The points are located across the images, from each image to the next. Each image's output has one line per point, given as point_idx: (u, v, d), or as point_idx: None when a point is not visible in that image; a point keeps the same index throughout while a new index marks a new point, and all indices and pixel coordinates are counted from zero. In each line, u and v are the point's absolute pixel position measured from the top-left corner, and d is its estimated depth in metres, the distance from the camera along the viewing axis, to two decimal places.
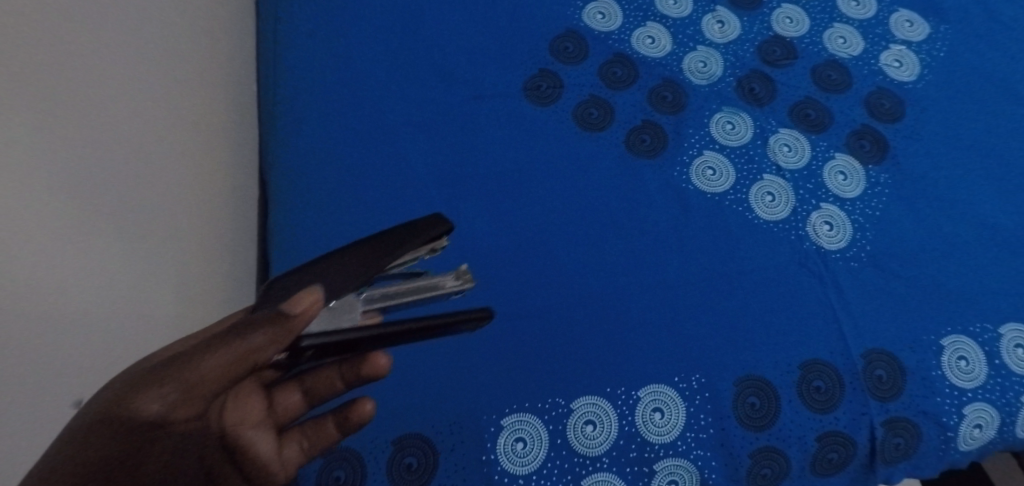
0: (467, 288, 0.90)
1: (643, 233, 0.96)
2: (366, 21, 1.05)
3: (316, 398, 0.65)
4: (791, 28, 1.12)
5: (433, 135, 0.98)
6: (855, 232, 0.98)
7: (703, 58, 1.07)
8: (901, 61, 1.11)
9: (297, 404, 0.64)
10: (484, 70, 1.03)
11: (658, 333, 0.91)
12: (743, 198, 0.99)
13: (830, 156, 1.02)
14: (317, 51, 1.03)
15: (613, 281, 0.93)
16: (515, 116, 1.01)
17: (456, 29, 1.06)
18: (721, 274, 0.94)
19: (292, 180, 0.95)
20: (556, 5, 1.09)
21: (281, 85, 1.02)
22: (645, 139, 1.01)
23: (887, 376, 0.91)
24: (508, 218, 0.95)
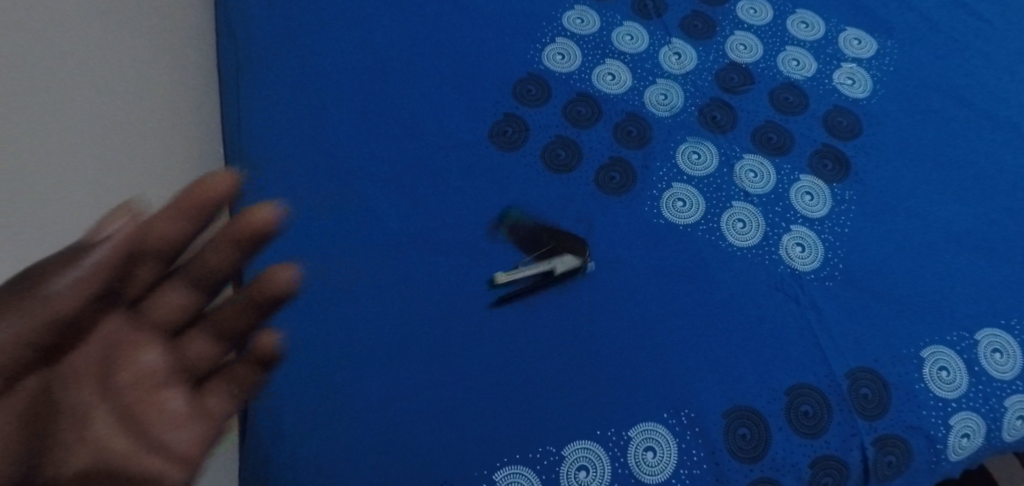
0: (449, 343, 0.90)
1: (621, 271, 0.96)
2: (325, 79, 1.04)
3: (191, 360, 0.61)
4: (745, 54, 1.13)
5: (403, 190, 0.98)
6: (826, 251, 0.99)
7: (663, 91, 1.09)
8: (853, 79, 1.12)
9: (157, 366, 0.58)
10: (449, 119, 1.03)
11: (644, 371, 0.90)
12: (714, 227, 0.99)
13: (796, 178, 1.03)
14: (278, 111, 1.02)
15: (595, 322, 0.93)
16: (484, 164, 1.01)
17: (417, 80, 1.06)
18: (700, 306, 0.95)
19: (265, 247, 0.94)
20: (515, 49, 1.09)
21: (241, 149, 1.00)
22: (614, 176, 1.02)
23: (872, 394, 0.91)
24: (485, 267, 0.95)
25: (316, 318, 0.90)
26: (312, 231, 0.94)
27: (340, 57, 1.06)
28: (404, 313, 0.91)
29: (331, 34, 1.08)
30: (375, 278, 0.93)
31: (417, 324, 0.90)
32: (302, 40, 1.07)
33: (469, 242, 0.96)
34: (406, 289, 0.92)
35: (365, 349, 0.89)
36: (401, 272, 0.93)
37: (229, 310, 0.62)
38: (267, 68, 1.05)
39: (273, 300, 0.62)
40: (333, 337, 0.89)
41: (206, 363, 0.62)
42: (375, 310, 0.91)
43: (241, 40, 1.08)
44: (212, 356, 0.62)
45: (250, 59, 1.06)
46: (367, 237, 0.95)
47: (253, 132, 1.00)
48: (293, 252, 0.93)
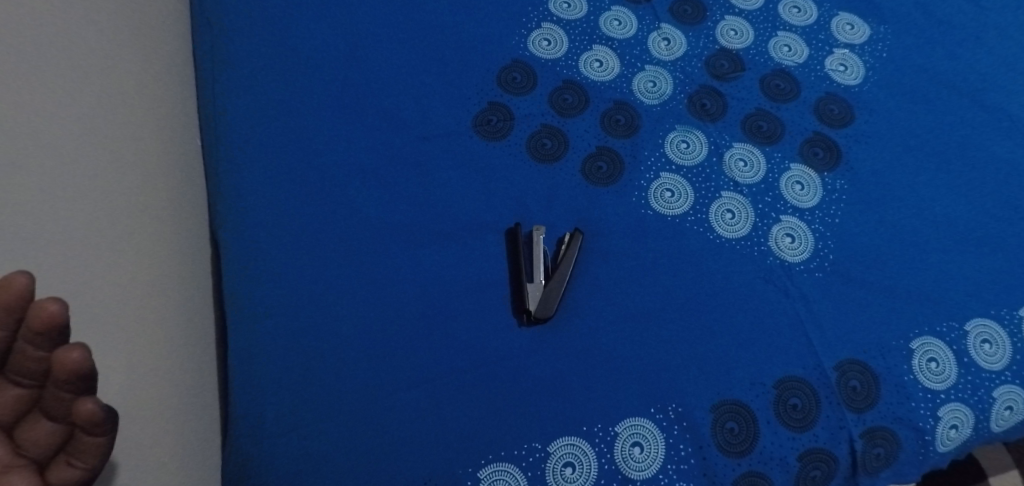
0: (433, 339, 0.88)
1: (608, 264, 0.95)
2: (305, 67, 1.01)
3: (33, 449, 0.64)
4: (736, 39, 1.11)
5: (386, 182, 0.96)
6: (816, 242, 0.98)
7: (652, 78, 1.06)
8: (845, 65, 1.10)
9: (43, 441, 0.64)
10: (432, 108, 1.01)
11: (630, 365, 0.89)
12: (703, 218, 0.98)
13: (786, 167, 1.02)
14: (257, 102, 0.99)
15: (581, 315, 0.91)
16: (469, 155, 0.99)
17: (399, 68, 1.03)
18: (689, 299, 0.93)
19: (245, 241, 0.92)
20: (500, 35, 1.07)
21: (217, 140, 0.98)
22: (601, 166, 0.99)
23: (861, 386, 0.90)
24: (470, 261, 0.93)
25: (297, 314, 0.88)
26: (293, 225, 0.93)
27: (319, 43, 1.03)
28: (387, 308, 0.89)
29: (310, 20, 1.04)
30: (357, 272, 0.91)
31: (399, 319, 0.89)
32: (280, 26, 1.04)
33: (454, 235, 0.94)
34: (389, 283, 0.91)
35: (347, 345, 0.87)
36: (384, 266, 0.91)
37: (54, 396, 0.62)
38: (244, 56, 1.02)
39: (82, 377, 0.61)
40: (314, 333, 0.87)
41: (45, 447, 0.64)
42: (357, 306, 0.89)
43: (217, 26, 1.04)
44: (51, 440, 0.64)
45: (226, 46, 1.02)
46: (349, 230, 0.93)
47: (232, 124, 0.98)
48: (274, 247, 0.91)
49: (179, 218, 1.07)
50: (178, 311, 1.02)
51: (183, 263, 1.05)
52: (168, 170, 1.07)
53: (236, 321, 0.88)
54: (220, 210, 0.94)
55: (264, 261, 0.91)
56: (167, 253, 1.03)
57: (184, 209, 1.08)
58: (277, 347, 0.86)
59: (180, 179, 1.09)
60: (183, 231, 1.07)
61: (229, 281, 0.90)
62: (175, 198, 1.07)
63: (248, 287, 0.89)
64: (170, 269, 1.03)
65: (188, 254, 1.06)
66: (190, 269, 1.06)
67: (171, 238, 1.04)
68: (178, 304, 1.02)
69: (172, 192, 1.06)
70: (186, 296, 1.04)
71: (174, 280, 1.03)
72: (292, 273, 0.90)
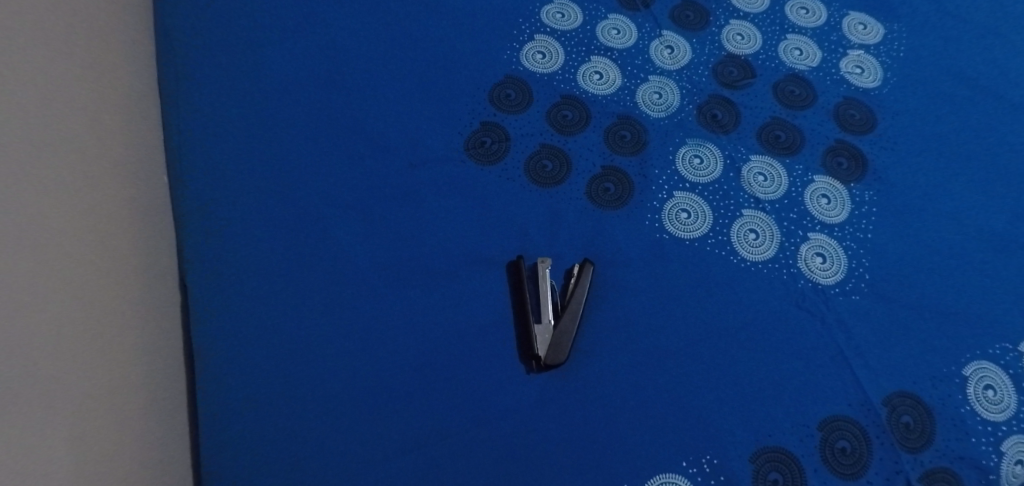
0: (434, 395, 0.79)
1: (624, 296, 0.84)
2: (275, 94, 0.91)
3: None
4: (743, 44, 1.01)
5: (372, 218, 0.86)
6: (849, 260, 0.88)
7: (658, 89, 0.97)
8: (862, 67, 1.01)
9: None
10: (418, 131, 0.91)
11: (657, 412, 0.79)
12: (725, 240, 0.88)
13: (809, 180, 0.92)
14: (225, 134, 0.88)
15: (596, 357, 0.81)
16: (463, 182, 0.89)
17: (381, 90, 0.93)
18: (717, 332, 0.84)
19: (213, 293, 0.81)
20: (489, 48, 0.97)
21: (180, 177, 0.86)
22: (609, 187, 0.90)
23: (914, 422, 0.81)
24: (471, 303, 0.83)
25: (279, 378, 0.79)
26: (270, 273, 0.83)
27: (291, 67, 0.93)
28: (382, 363, 0.80)
29: (278, 41, 0.94)
30: (345, 324, 0.81)
31: (393, 377, 0.79)
32: (246, 49, 0.93)
33: (452, 274, 0.84)
34: (381, 336, 0.81)
35: (335, 409, 0.78)
36: (374, 317, 0.82)
37: None
38: (208, 83, 0.91)
39: None
40: (299, 397, 0.78)
41: None
42: (346, 362, 0.80)
43: (174, 47, 0.92)
44: None
45: (190, 72, 0.91)
46: (336, 276, 0.83)
47: (197, 159, 0.87)
48: (248, 300, 0.81)
49: (126, 234, 0.79)
50: (127, 360, 0.75)
51: (135, 298, 0.79)
52: (104, 168, 0.78)
53: (205, 387, 0.78)
54: (186, 256, 0.83)
55: (235, 314, 0.81)
56: (108, 278, 0.75)
57: (137, 217, 0.82)
58: (255, 417, 0.77)
59: (126, 181, 0.82)
60: (134, 253, 0.80)
61: (195, 339, 0.79)
62: (117, 206, 0.79)
63: (218, 346, 0.79)
64: (124, 296, 0.77)
65: (140, 287, 0.80)
66: (142, 308, 0.79)
67: (91, 259, 0.73)
68: (121, 342, 0.75)
69: (103, 191, 0.77)
70: (138, 342, 0.77)
71: (118, 312, 0.75)
72: (271, 328, 0.80)
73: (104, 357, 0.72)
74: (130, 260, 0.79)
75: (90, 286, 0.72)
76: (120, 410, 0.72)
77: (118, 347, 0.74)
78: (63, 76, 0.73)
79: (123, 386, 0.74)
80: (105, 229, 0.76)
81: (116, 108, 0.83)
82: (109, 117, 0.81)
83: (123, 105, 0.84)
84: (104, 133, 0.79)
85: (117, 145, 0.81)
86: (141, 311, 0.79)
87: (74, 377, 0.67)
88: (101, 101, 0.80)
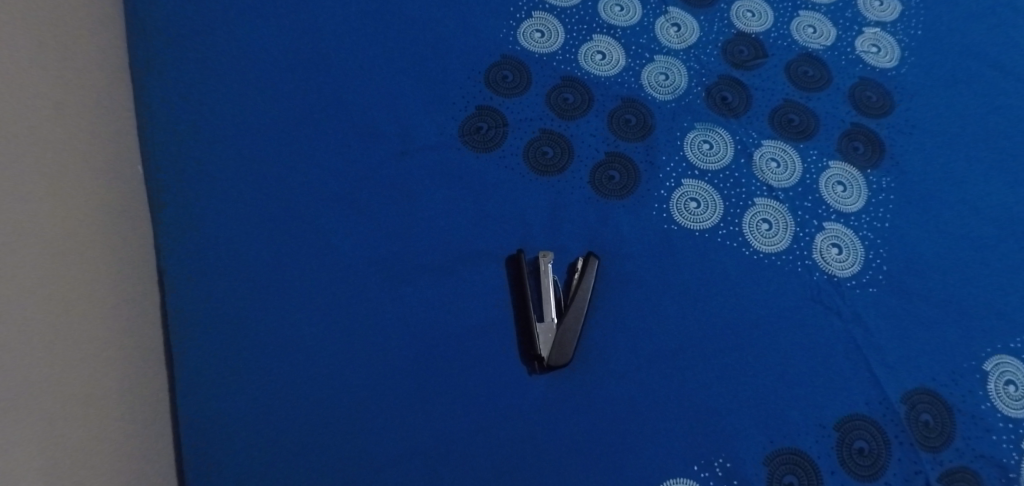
0: (430, 398, 0.75)
1: (630, 291, 0.80)
2: (257, 78, 0.85)
3: None
4: (754, 22, 0.96)
5: (364, 210, 0.81)
6: (866, 251, 0.84)
7: (664, 69, 0.92)
8: (878, 45, 0.96)
9: None
10: (411, 117, 0.86)
11: (666, 413, 0.76)
12: (736, 230, 0.83)
13: (824, 166, 0.88)
14: (204, 122, 0.83)
15: (601, 356, 0.77)
16: (459, 172, 0.84)
17: (369, 73, 0.87)
18: (728, 328, 0.80)
19: (195, 295, 0.77)
20: (484, 27, 0.91)
21: (155, 171, 0.81)
22: (614, 175, 0.85)
23: (934, 421, 0.77)
24: (469, 300, 0.79)
25: (268, 383, 0.75)
26: (257, 270, 0.78)
27: (273, 49, 0.87)
28: (377, 365, 0.76)
29: (259, 20, 0.88)
30: (336, 324, 0.77)
31: (387, 380, 0.75)
32: (225, 30, 0.87)
33: (449, 269, 0.80)
34: (374, 337, 0.77)
35: (327, 415, 0.74)
36: (367, 316, 0.78)
37: None
38: (184, 66, 0.85)
39: None
40: (290, 402, 0.74)
41: None
42: (336, 364, 0.76)
43: (145, 29, 0.86)
44: None
45: (165, 55, 0.85)
46: (326, 273, 0.79)
47: (174, 151, 0.81)
48: (234, 301, 0.77)
49: (100, 225, 0.71)
50: (103, 367, 0.67)
51: (111, 296, 0.71)
52: (75, 151, 0.69)
53: (185, 396, 0.73)
54: (162, 257, 0.78)
55: (220, 317, 0.76)
56: (98, 256, 0.70)
57: (122, 199, 0.76)
58: (242, 426, 0.73)
59: (100, 166, 0.73)
60: (110, 246, 0.72)
61: (175, 345, 0.75)
62: (89, 194, 0.70)
63: (204, 349, 0.75)
64: (112, 281, 0.71)
65: (115, 283, 0.72)
66: (119, 307, 0.72)
67: (81, 235, 0.68)
68: (97, 347, 0.67)
69: (73, 178, 0.68)
70: (115, 346, 0.70)
71: (105, 296, 0.70)
72: (259, 331, 0.76)
73: (79, 366, 0.64)
74: (117, 243, 0.74)
75: (62, 286, 0.63)
76: (110, 397, 0.68)
77: (93, 352, 0.66)
78: (43, 38, 0.67)
79: (101, 394, 0.66)
80: (77, 220, 0.68)
81: (87, 86, 0.74)
82: (83, 95, 0.73)
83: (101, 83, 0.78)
84: (74, 112, 0.70)
85: (96, 124, 0.74)
86: (127, 299, 0.73)
87: (47, 392, 0.58)
88: (71, 76, 0.71)
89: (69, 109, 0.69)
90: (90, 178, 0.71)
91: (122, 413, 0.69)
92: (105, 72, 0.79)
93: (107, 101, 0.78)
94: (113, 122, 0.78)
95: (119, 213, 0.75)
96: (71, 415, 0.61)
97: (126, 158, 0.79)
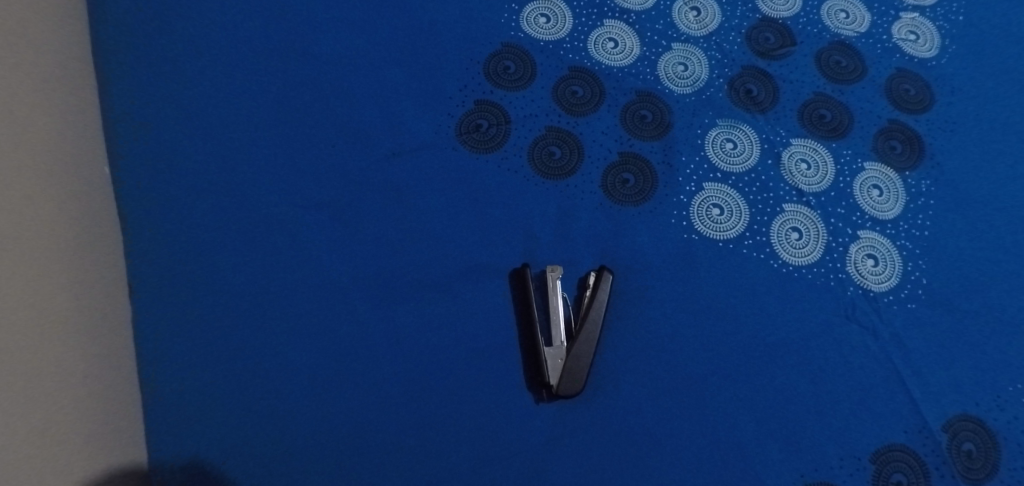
0: (424, 429, 0.67)
1: (646, 310, 0.73)
2: (232, 69, 0.77)
3: None
4: (781, 5, 0.87)
5: (350, 218, 0.73)
6: (905, 262, 0.77)
7: (683, 59, 0.83)
8: (917, 32, 0.87)
9: None
10: (402, 114, 0.77)
11: (684, 444, 0.69)
12: (763, 240, 0.76)
13: (858, 167, 0.80)
14: (176, 120, 0.74)
15: (613, 382, 0.70)
16: (456, 175, 0.76)
17: (356, 65, 0.79)
18: (753, 350, 0.72)
19: (167, 313, 0.69)
20: (484, 11, 0.82)
21: (121, 173, 0.72)
22: (628, 179, 0.77)
23: (978, 451, 0.70)
24: (468, 320, 0.71)
25: (245, 414, 0.67)
26: (233, 285, 0.70)
27: (249, 36, 0.78)
28: (364, 392, 0.68)
29: (234, 3, 0.79)
30: (319, 346, 0.69)
31: (376, 409, 0.68)
32: (197, 14, 0.78)
33: (445, 285, 0.72)
34: (362, 361, 0.69)
35: (309, 449, 0.66)
36: (354, 337, 0.70)
37: None
38: (153, 56, 0.76)
39: None
40: (269, 435, 0.66)
41: None
42: (318, 391, 0.68)
43: (108, 15, 0.77)
44: None
45: (133, 45, 0.76)
46: (308, 289, 0.71)
47: (144, 151, 0.73)
48: (209, 320, 0.69)
49: (60, 227, 0.62)
50: (77, 389, 0.60)
51: (77, 309, 0.62)
52: (26, 138, 0.59)
53: (157, 428, 0.66)
54: (132, 270, 0.70)
55: (193, 340, 0.68)
56: (69, 259, 0.62)
57: (93, 200, 0.68)
58: (218, 465, 0.65)
59: (59, 161, 0.64)
60: (75, 252, 0.63)
61: (146, 370, 0.67)
62: (47, 190, 0.61)
63: (179, 375, 0.67)
64: (84, 291, 0.63)
65: (86, 297, 0.64)
66: (86, 323, 0.63)
67: (52, 237, 0.60)
68: (67, 365, 0.59)
69: (33, 171, 0.59)
70: (81, 366, 0.61)
71: (77, 306, 0.62)
72: (236, 355, 0.68)
73: (48, 392, 0.56)
74: (88, 248, 0.65)
75: (17, 299, 0.54)
76: (88, 416, 0.60)
77: (54, 374, 0.57)
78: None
79: (77, 418, 0.59)
80: (34, 220, 0.58)
81: (41, 70, 0.64)
82: (45, 84, 0.64)
83: (65, 72, 0.69)
84: (27, 95, 0.61)
85: (59, 115, 0.66)
86: (101, 314, 0.65)
87: (14, 424, 0.51)
88: (18, 53, 0.61)
89: (18, 91, 0.59)
90: (56, 172, 0.63)
91: (96, 443, 0.60)
92: (65, 59, 0.70)
93: (72, 92, 0.69)
94: (78, 116, 0.69)
95: (85, 217, 0.66)
96: (29, 451, 0.52)
97: (93, 156, 0.70)
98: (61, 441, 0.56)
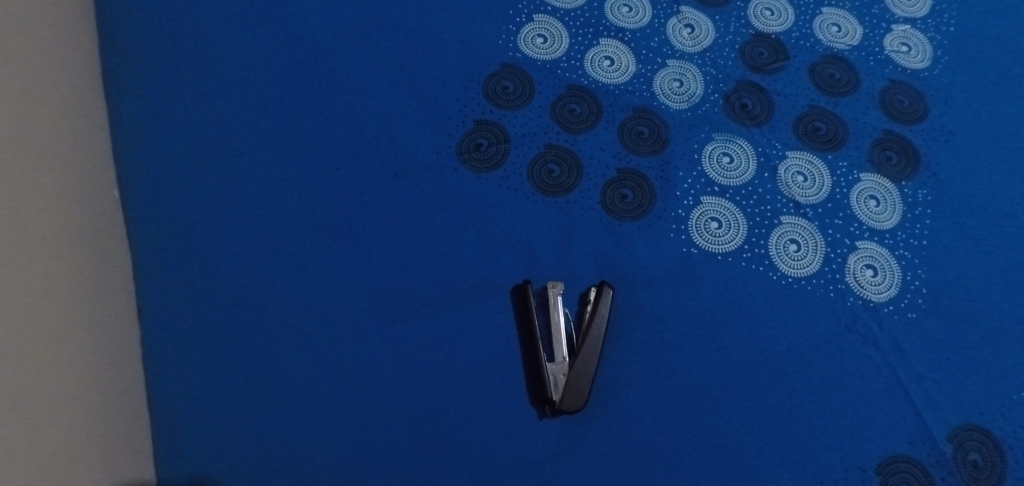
0: (429, 448, 0.68)
1: (647, 324, 0.73)
2: (236, 94, 0.78)
3: None
4: (773, 20, 0.88)
5: (353, 239, 0.74)
6: (904, 272, 0.77)
7: (678, 75, 0.84)
8: (909, 44, 0.88)
9: None
10: (404, 135, 0.78)
11: (689, 459, 0.69)
12: (762, 253, 0.77)
13: (854, 179, 0.80)
14: (182, 145, 0.76)
15: (616, 397, 0.71)
16: (458, 194, 0.77)
17: (357, 88, 0.80)
18: (755, 362, 0.73)
19: (174, 336, 0.69)
20: (482, 33, 0.83)
21: (131, 196, 0.73)
22: (626, 195, 0.78)
23: (983, 461, 0.70)
24: (471, 338, 0.72)
25: (252, 436, 0.67)
26: (239, 307, 0.71)
27: (253, 62, 0.80)
28: (369, 412, 0.69)
29: (238, 30, 0.81)
30: (323, 367, 0.70)
31: (381, 428, 0.68)
32: (201, 41, 0.80)
33: (448, 303, 0.73)
34: (366, 380, 0.70)
35: (316, 470, 0.67)
36: (358, 357, 0.70)
37: None
38: (159, 83, 0.78)
39: None
40: (275, 457, 0.67)
41: None
42: (323, 412, 0.68)
43: (114, 44, 0.79)
44: None
45: (139, 73, 0.78)
46: (312, 310, 0.71)
47: (151, 176, 0.74)
48: (215, 342, 0.70)
49: (70, 251, 0.63)
50: (87, 411, 0.60)
51: (87, 332, 0.63)
52: (37, 165, 0.60)
53: (165, 449, 0.66)
54: (141, 293, 0.70)
55: (200, 362, 0.69)
56: (79, 282, 0.63)
57: (102, 224, 0.69)
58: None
59: (68, 187, 0.65)
60: (84, 276, 0.64)
61: (154, 391, 0.68)
62: (57, 215, 0.62)
63: (186, 397, 0.68)
64: (94, 313, 0.64)
65: (96, 319, 0.64)
66: (96, 344, 0.63)
67: (62, 260, 0.61)
68: (76, 387, 0.60)
69: (44, 196, 0.61)
70: (90, 389, 0.62)
71: (87, 328, 0.63)
72: (244, 376, 0.69)
73: (58, 413, 0.57)
74: (97, 271, 0.66)
75: (28, 323, 0.55)
76: (98, 437, 0.61)
77: (63, 396, 0.58)
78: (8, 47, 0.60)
79: (86, 439, 0.59)
80: (41, 245, 0.59)
81: (51, 96, 0.65)
82: (55, 111, 0.66)
83: (74, 100, 0.70)
84: (37, 123, 0.62)
85: (68, 140, 0.67)
86: (111, 336, 0.66)
87: (25, 446, 0.52)
88: (28, 81, 0.62)
89: (29, 119, 0.61)
90: (65, 197, 0.64)
91: (106, 464, 0.61)
92: (74, 86, 0.71)
93: (81, 119, 0.70)
94: (88, 142, 0.71)
95: (93, 240, 0.67)
96: (40, 475, 0.52)
97: (102, 180, 0.71)
98: (71, 461, 0.57)
